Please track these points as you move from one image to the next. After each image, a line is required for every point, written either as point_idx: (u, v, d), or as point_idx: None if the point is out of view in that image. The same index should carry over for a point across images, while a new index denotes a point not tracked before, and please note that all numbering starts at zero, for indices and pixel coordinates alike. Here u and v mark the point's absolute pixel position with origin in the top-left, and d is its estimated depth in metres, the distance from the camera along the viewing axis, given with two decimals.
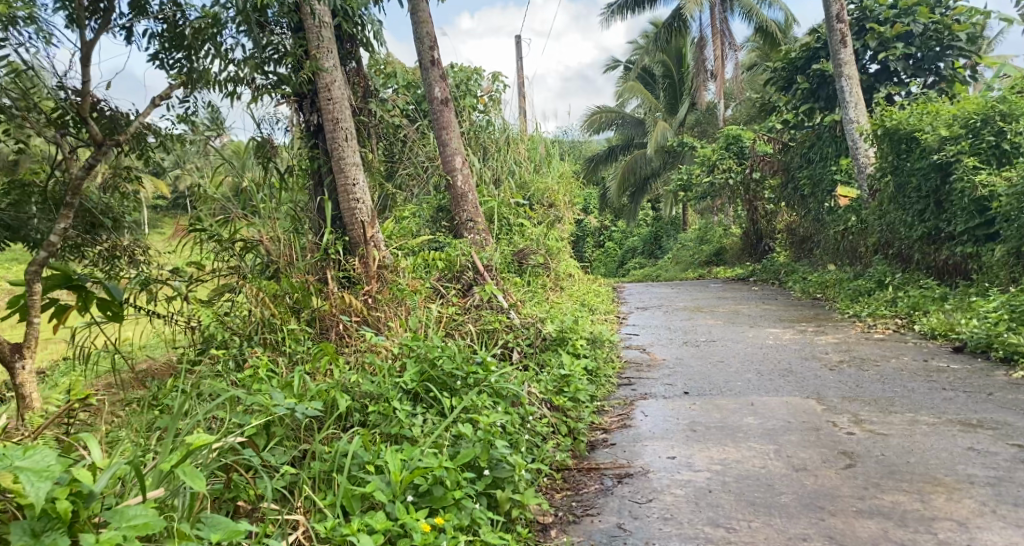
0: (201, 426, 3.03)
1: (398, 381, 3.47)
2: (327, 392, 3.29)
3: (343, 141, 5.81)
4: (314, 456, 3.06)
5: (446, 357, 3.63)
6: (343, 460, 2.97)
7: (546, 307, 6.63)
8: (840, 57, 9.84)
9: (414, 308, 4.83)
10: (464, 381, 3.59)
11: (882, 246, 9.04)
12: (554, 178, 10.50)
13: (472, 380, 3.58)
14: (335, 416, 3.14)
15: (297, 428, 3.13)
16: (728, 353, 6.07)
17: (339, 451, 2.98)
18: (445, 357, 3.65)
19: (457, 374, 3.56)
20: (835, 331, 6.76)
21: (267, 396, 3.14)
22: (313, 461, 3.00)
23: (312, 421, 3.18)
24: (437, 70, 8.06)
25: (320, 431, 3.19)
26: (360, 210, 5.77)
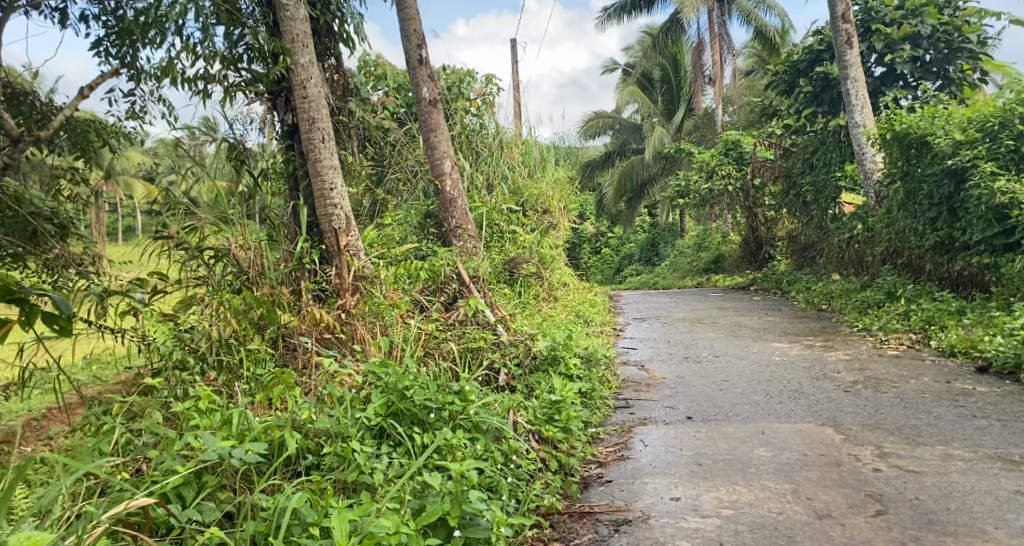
0: (118, 476, 2.73)
1: (361, 416, 3.09)
2: (274, 431, 2.94)
3: (319, 143, 5.43)
4: (251, 511, 2.69)
5: (419, 387, 3.25)
6: (283, 520, 2.59)
7: (538, 320, 6.24)
8: (845, 59, 9.47)
9: (392, 324, 4.44)
10: (439, 414, 3.23)
11: (890, 256, 8.68)
12: (549, 183, 10.13)
13: (447, 413, 3.21)
14: (281, 462, 2.78)
15: (235, 477, 2.79)
16: (733, 371, 5.68)
17: (279, 507, 2.61)
18: (418, 385, 3.28)
19: (430, 406, 3.19)
20: (846, 347, 6.39)
21: (201, 438, 2.80)
22: (249, 520, 2.64)
23: (254, 467, 2.83)
24: (426, 70, 7.67)
25: (265, 478, 2.83)
26: (336, 217, 5.38)
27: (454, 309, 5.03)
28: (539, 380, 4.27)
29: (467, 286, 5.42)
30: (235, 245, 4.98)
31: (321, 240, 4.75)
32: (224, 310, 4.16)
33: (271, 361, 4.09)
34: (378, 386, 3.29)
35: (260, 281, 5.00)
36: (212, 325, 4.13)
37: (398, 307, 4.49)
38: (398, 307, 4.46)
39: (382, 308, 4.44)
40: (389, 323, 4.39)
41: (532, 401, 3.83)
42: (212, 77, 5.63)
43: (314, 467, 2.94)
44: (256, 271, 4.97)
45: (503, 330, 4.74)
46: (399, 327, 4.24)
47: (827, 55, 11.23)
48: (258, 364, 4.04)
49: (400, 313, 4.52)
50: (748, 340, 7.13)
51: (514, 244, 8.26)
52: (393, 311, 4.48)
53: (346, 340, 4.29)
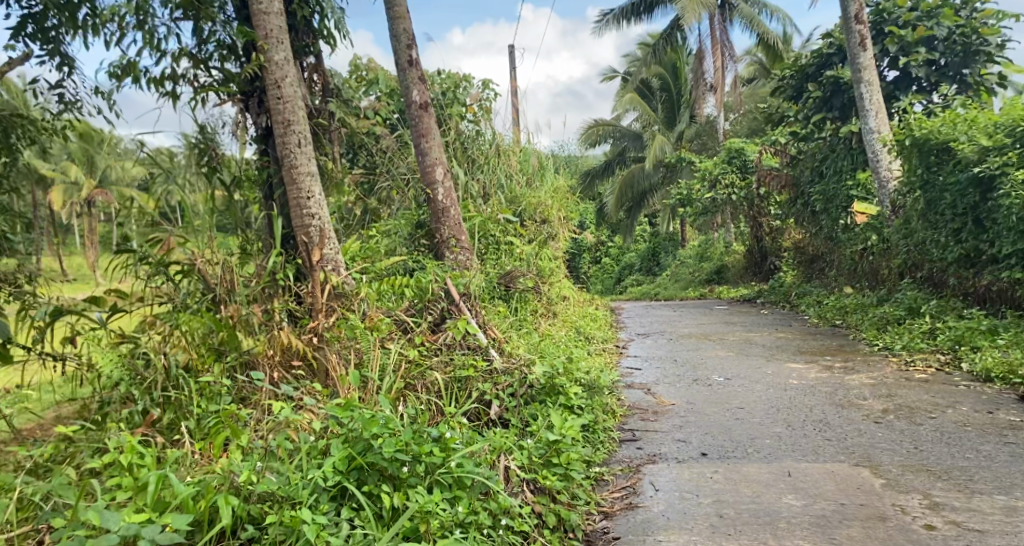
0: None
1: (317, 474, 2.69)
2: (207, 497, 2.54)
3: (296, 147, 4.97)
4: None
5: (390, 437, 2.85)
6: None
7: (535, 340, 5.76)
8: (859, 62, 9.03)
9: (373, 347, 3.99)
10: (413, 467, 2.85)
11: (908, 269, 8.24)
12: (547, 193, 9.46)
13: (423, 468, 2.86)
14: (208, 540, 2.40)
15: None
16: (749, 397, 5.21)
17: None
18: (389, 432, 2.90)
19: (401, 459, 2.80)
20: (867, 369, 5.93)
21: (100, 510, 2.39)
22: None
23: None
24: (416, 71, 7.24)
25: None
26: (313, 229, 4.94)
27: (441, 331, 4.56)
28: (538, 413, 3.79)
29: (456, 307, 4.86)
30: (200, 260, 4.53)
31: (294, 253, 4.30)
32: (179, 336, 3.70)
33: (229, 394, 3.62)
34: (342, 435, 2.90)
35: (229, 300, 4.55)
36: (165, 354, 3.65)
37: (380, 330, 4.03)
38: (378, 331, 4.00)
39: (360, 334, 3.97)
40: (366, 348, 3.91)
41: (527, 441, 3.39)
42: (180, 77, 5.17)
43: (254, 540, 2.55)
44: (224, 289, 4.54)
45: (497, 355, 4.27)
46: (377, 354, 3.78)
47: (837, 58, 10.80)
48: (215, 398, 3.56)
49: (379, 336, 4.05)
50: (760, 360, 6.66)
51: (512, 256, 7.78)
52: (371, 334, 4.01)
53: (317, 370, 3.83)
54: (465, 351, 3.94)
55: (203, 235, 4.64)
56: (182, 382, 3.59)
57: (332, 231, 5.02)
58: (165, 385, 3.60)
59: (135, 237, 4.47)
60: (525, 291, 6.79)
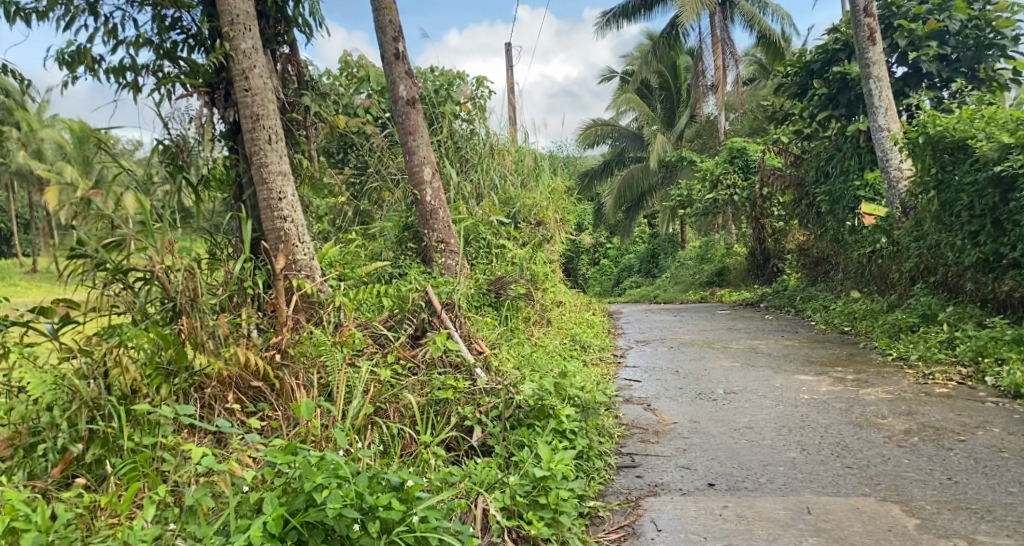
0: None
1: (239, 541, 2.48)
2: None
3: (266, 143, 4.56)
4: None
5: (336, 486, 2.61)
6: None
7: (526, 355, 5.38)
8: (867, 56, 8.63)
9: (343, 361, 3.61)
10: (362, 524, 2.59)
11: (921, 273, 7.87)
12: (543, 193, 9.02)
13: (376, 525, 2.59)
14: None
15: None
16: (757, 414, 4.83)
17: None
18: (336, 481, 2.62)
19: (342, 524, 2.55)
20: (883, 382, 5.55)
21: None
22: None
23: None
24: (402, 65, 6.83)
25: None
26: (286, 233, 4.56)
27: (421, 344, 4.17)
28: (526, 440, 3.41)
29: (439, 317, 4.35)
30: (160, 267, 4.09)
31: (259, 256, 3.88)
32: (121, 354, 3.29)
33: (173, 424, 3.22)
34: (279, 489, 2.67)
35: (191, 310, 4.14)
36: (104, 375, 3.24)
37: (349, 347, 3.66)
38: (347, 350, 3.61)
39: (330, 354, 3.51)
40: (330, 367, 3.50)
41: (512, 476, 3.07)
42: (142, 67, 4.77)
43: None
44: (186, 299, 4.11)
45: (483, 374, 3.87)
46: (346, 374, 3.39)
47: (843, 54, 10.41)
48: (156, 429, 3.16)
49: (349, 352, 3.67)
50: (768, 372, 6.27)
51: (505, 260, 7.39)
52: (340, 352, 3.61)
53: (281, 393, 3.45)
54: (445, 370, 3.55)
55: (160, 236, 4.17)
56: (115, 411, 3.15)
57: (305, 234, 4.64)
58: (96, 413, 3.16)
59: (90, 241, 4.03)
60: (517, 298, 6.40)
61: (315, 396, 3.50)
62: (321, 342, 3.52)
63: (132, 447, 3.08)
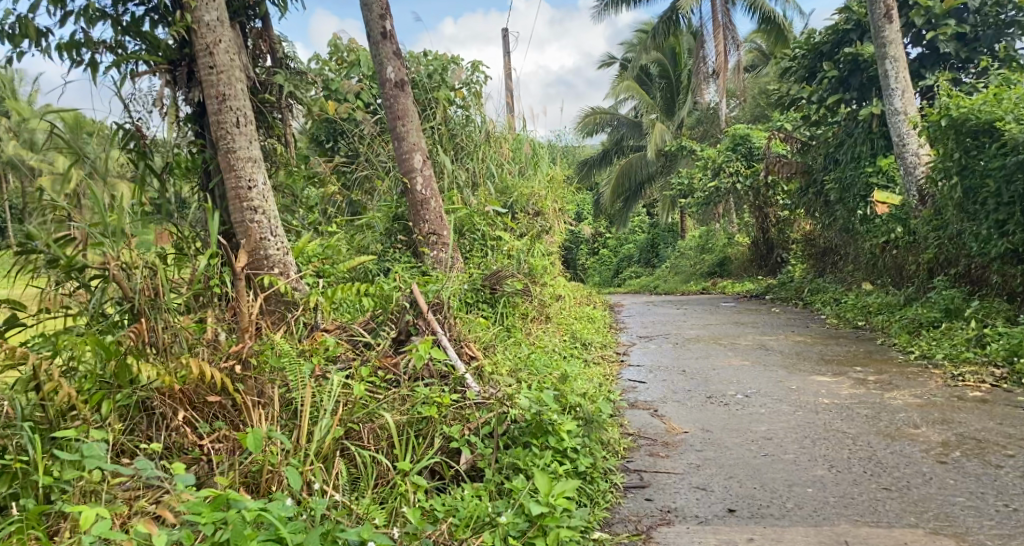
0: None
1: None
2: None
3: (233, 126, 4.11)
4: None
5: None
6: None
7: (522, 357, 4.96)
8: (884, 35, 8.20)
9: (312, 375, 3.18)
10: None
11: (941, 264, 7.46)
12: (542, 182, 8.56)
13: None
14: None
15: None
16: (775, 422, 4.41)
17: None
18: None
19: None
20: (909, 384, 5.15)
21: None
22: None
23: None
24: (390, 45, 6.38)
25: None
26: (256, 225, 4.13)
27: (402, 350, 3.75)
28: (520, 462, 3.01)
29: (425, 319, 3.87)
30: (115, 264, 3.60)
31: (221, 256, 3.44)
32: (54, 369, 2.87)
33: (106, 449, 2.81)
34: None
35: (151, 313, 3.64)
36: (30, 392, 2.82)
37: (320, 361, 3.23)
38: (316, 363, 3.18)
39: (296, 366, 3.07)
40: (295, 382, 3.04)
41: (504, 512, 2.72)
42: (99, 41, 4.29)
43: None
44: (145, 299, 3.62)
45: (477, 386, 3.43)
46: (313, 389, 2.98)
47: (855, 34, 9.98)
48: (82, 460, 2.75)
49: (320, 365, 3.24)
50: (782, 372, 5.86)
51: (502, 253, 6.95)
52: (309, 364, 3.18)
53: (240, 412, 3.02)
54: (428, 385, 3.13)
55: (121, 230, 3.65)
56: (31, 440, 2.72)
57: (277, 227, 4.22)
58: (8, 443, 2.74)
59: (40, 235, 3.56)
60: (513, 295, 5.96)
61: (277, 414, 3.06)
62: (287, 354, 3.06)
63: (54, 483, 2.64)
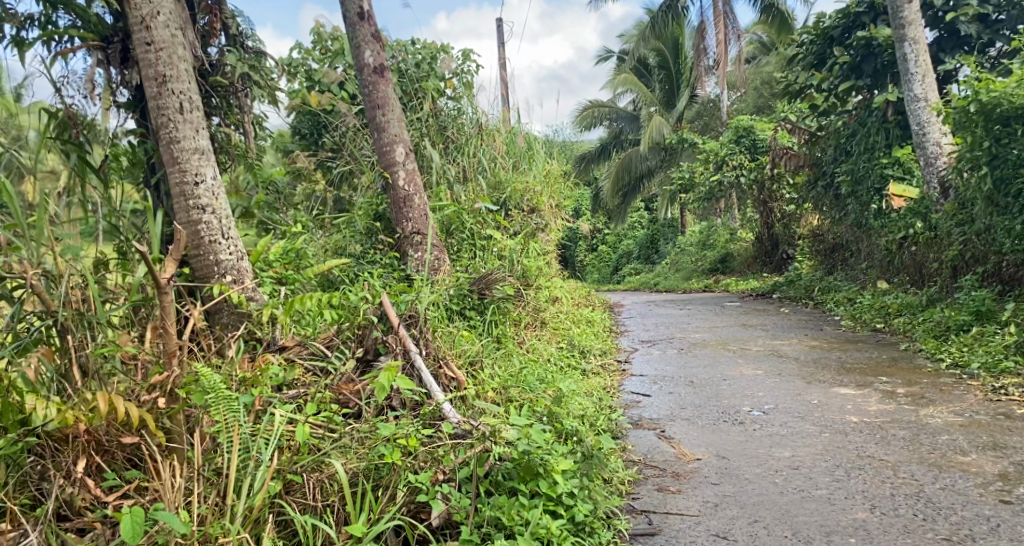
0: None
1: None
2: None
3: (174, 112, 3.55)
4: None
5: None
6: None
7: (513, 373, 4.43)
8: (903, 16, 7.76)
9: (250, 410, 2.70)
10: None
11: (967, 262, 6.94)
12: (538, 177, 7.99)
13: None
14: None
15: None
16: (799, 447, 3.88)
17: None
18: None
19: None
20: (945, 398, 4.62)
21: None
22: None
23: None
24: (369, 27, 5.82)
25: None
26: (206, 226, 3.61)
27: (370, 371, 3.22)
28: (505, 515, 2.59)
29: (395, 335, 3.32)
30: (33, 274, 2.97)
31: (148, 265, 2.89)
32: None
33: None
34: None
35: (78, 331, 3.03)
36: None
37: (262, 392, 2.75)
38: (256, 395, 2.71)
39: (226, 400, 2.56)
40: (221, 421, 2.55)
41: None
42: (24, 17, 3.74)
43: None
44: (72, 314, 3.02)
45: (457, 416, 2.95)
46: (242, 430, 2.59)
47: (867, 18, 9.46)
48: None
49: (263, 398, 2.77)
50: (801, 383, 5.34)
51: (493, 253, 6.39)
52: (249, 396, 2.71)
53: (160, 457, 2.59)
54: (392, 425, 2.69)
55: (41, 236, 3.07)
56: None
57: (230, 229, 3.69)
58: None
59: None
60: (504, 300, 5.41)
61: (202, 462, 2.59)
62: (216, 387, 2.54)
63: None
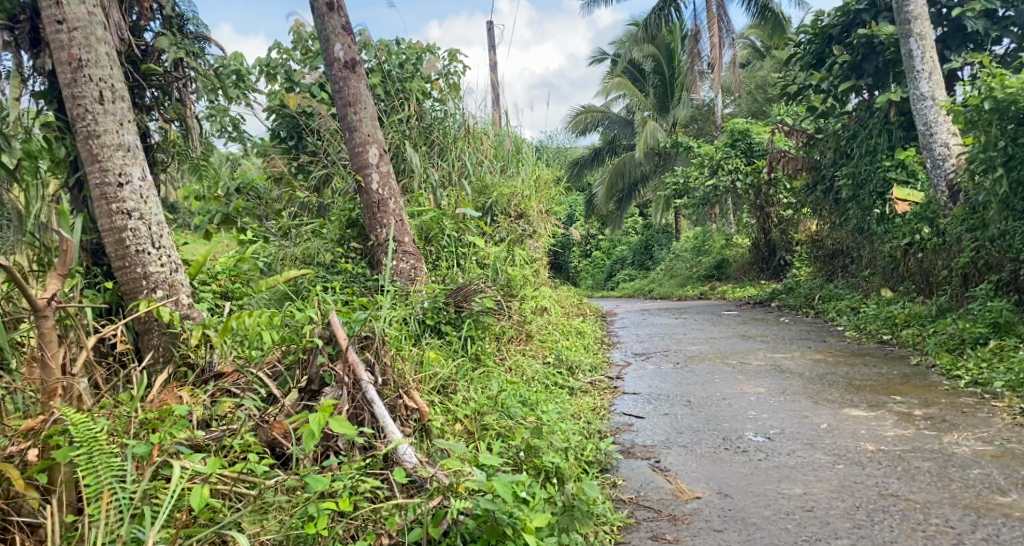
0: None
1: None
2: None
3: (93, 103, 3.10)
4: None
5: None
6: None
7: (492, 396, 3.96)
8: (908, 10, 7.35)
9: (142, 464, 2.44)
10: None
11: (980, 270, 6.51)
12: (526, 181, 7.51)
13: None
14: None
15: None
16: (810, 483, 3.43)
17: None
18: None
19: None
20: (969, 421, 4.19)
21: None
22: None
23: None
24: (338, 18, 5.34)
25: None
26: (133, 233, 3.14)
27: (309, 403, 2.83)
28: None
29: (344, 359, 2.85)
30: None
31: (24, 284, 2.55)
32: None
33: None
34: None
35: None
36: None
37: (160, 440, 2.48)
38: (155, 444, 2.45)
39: (106, 454, 2.36)
40: (90, 470, 2.31)
41: None
42: None
43: None
44: None
45: (415, 461, 2.60)
46: (117, 493, 2.30)
47: (868, 15, 9.04)
48: None
49: (163, 446, 2.50)
50: (808, 403, 4.88)
51: (473, 262, 5.91)
52: (146, 445, 2.45)
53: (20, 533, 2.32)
54: (321, 483, 2.36)
55: None
56: None
57: (163, 236, 3.22)
58: None
59: None
60: (483, 315, 4.94)
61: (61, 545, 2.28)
62: (92, 438, 2.36)
63: None
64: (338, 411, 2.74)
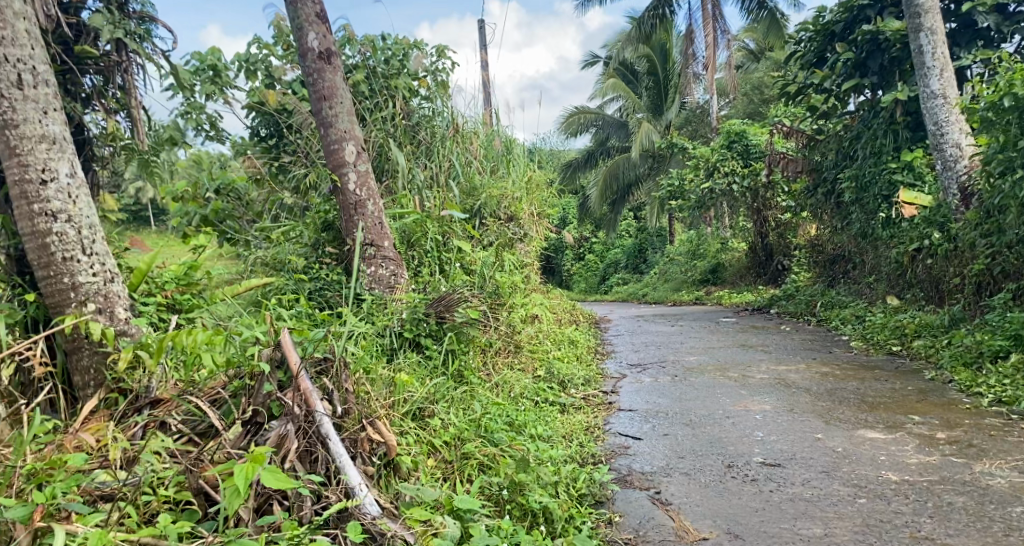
0: None
1: None
2: None
3: (13, 87, 2.70)
4: None
5: None
6: None
7: (473, 419, 3.56)
8: (918, 4, 7.00)
9: (25, 527, 2.18)
10: None
11: (995, 278, 6.16)
12: (517, 182, 7.12)
13: None
14: None
15: None
16: (829, 521, 3.08)
17: None
18: None
19: None
20: (999, 447, 3.83)
21: None
22: None
23: None
24: (311, 4, 4.93)
25: None
26: (58, 238, 2.73)
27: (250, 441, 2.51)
28: None
29: (300, 392, 2.57)
30: None
31: None
32: None
33: None
34: None
35: None
36: None
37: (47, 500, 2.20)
38: (37, 505, 2.17)
39: None
40: None
41: None
42: None
43: None
44: None
45: (375, 513, 2.36)
46: None
47: (872, 11, 8.65)
48: None
49: (51, 506, 2.21)
50: (819, 422, 4.51)
51: (459, 268, 5.51)
52: (26, 508, 2.17)
53: None
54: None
55: None
56: None
57: (95, 241, 2.81)
58: None
59: None
60: (467, 326, 4.54)
61: None
62: None
63: None
64: (287, 452, 2.45)
